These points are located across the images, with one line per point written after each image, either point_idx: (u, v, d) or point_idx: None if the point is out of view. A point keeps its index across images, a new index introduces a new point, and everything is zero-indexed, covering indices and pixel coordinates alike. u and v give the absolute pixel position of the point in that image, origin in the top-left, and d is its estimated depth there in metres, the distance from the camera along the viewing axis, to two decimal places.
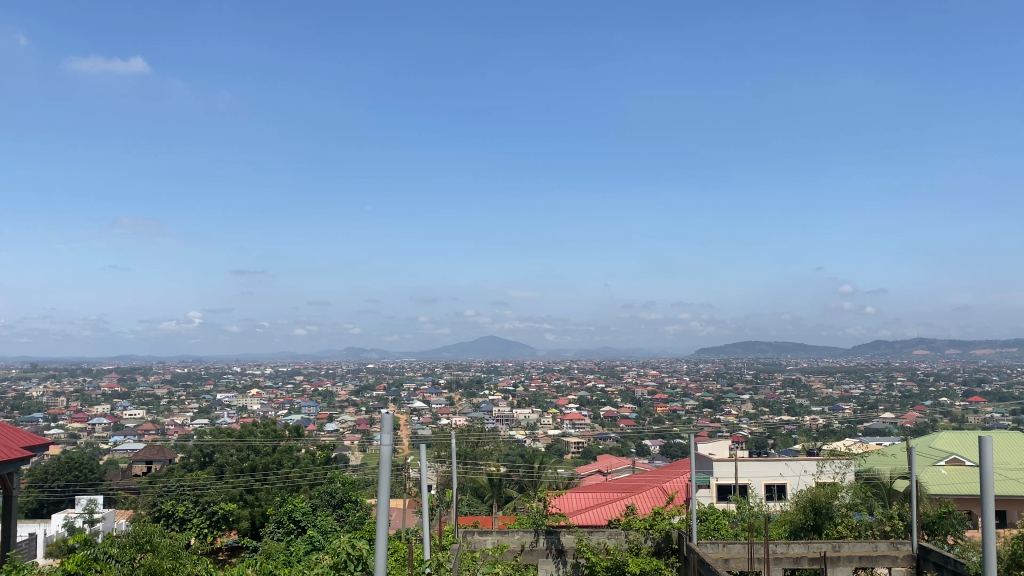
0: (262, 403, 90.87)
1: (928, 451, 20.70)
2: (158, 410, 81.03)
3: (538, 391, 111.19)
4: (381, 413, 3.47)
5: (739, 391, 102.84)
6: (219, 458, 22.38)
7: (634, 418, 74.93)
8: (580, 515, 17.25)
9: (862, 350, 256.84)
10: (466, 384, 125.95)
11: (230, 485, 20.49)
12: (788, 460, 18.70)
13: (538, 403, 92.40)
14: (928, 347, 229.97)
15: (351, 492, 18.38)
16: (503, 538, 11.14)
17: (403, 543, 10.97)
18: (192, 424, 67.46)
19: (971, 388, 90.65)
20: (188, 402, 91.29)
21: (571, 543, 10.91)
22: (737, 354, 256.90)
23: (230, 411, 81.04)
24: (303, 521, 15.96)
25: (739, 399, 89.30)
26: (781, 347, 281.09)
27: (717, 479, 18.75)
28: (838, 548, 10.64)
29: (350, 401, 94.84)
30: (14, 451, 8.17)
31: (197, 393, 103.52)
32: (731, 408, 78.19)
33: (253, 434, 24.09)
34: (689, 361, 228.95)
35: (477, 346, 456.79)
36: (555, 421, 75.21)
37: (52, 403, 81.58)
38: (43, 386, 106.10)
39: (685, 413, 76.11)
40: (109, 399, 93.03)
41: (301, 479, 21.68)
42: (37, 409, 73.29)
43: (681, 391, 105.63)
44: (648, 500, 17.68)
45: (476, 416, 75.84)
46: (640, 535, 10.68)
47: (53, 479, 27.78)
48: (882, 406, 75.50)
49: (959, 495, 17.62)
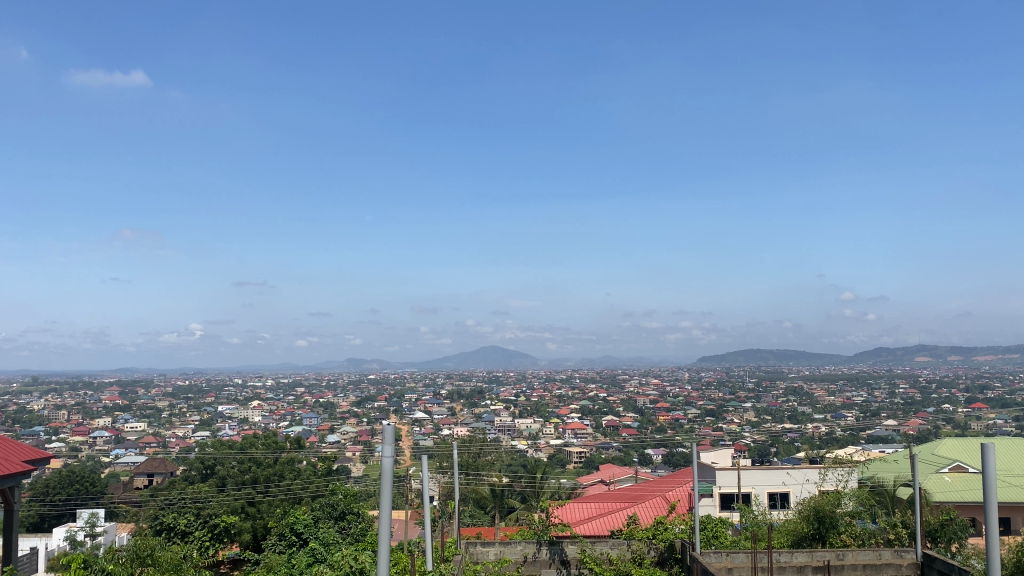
0: (263, 414, 91.31)
1: (931, 459, 20.62)
2: (159, 422, 81.67)
3: (539, 400, 111.03)
4: (384, 426, 3.41)
5: (741, 399, 102.99)
6: (219, 469, 22.31)
7: (637, 428, 74.60)
8: (585, 524, 17.16)
9: (865, 356, 257.21)
10: (468, 394, 126.29)
11: (232, 497, 20.34)
12: (790, 468, 18.68)
13: (540, 413, 92.34)
14: (929, 353, 231.43)
15: (353, 504, 18.30)
16: (505, 550, 11.08)
17: (402, 554, 11.04)
18: (193, 436, 67.22)
19: (976, 395, 90.14)
20: (190, 414, 90.93)
21: (574, 554, 10.88)
22: (740, 363, 257.36)
23: (231, 423, 80.77)
24: (304, 533, 15.82)
25: (741, 408, 88.58)
26: (783, 355, 281.32)
27: (719, 488, 18.73)
28: (841, 556, 10.67)
29: (351, 411, 95.29)
30: (15, 465, 8.10)
31: (199, 406, 103.13)
32: (733, 418, 77.18)
33: (254, 446, 23.96)
34: (693, 368, 228.12)
35: (481, 354, 457.79)
36: (557, 431, 75.08)
37: (54, 416, 82.01)
38: (43, 399, 106.58)
39: (688, 422, 75.55)
40: (110, 410, 93.70)
41: (302, 492, 21.61)
42: (38, 423, 73.00)
43: (683, 399, 105.45)
44: (650, 510, 17.62)
45: (478, 426, 75.97)
46: (643, 545, 10.80)
47: (54, 493, 27.77)
48: (885, 414, 74.72)
49: (960, 502, 17.55)
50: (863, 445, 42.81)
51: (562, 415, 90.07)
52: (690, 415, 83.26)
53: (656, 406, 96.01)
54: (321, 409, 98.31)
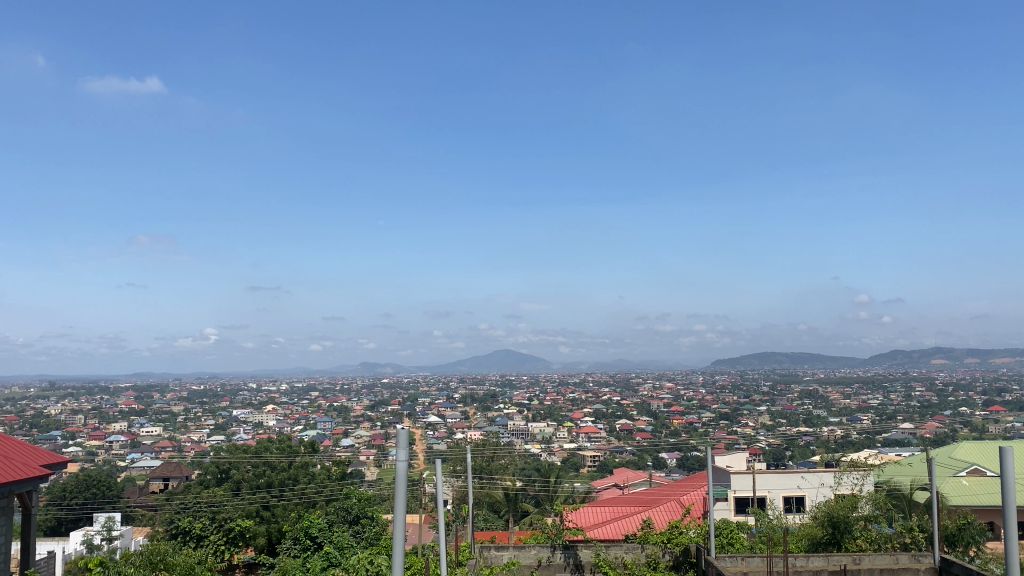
0: (277, 418, 91.46)
1: (949, 462, 20.43)
2: (175, 427, 82.26)
3: (553, 404, 110.83)
4: (396, 429, 3.40)
5: (756, 402, 102.40)
6: (234, 474, 22.39)
7: (651, 432, 74.30)
8: (598, 528, 17.10)
9: (881, 359, 256.47)
10: (481, 397, 126.36)
11: (247, 501, 20.41)
12: (805, 471, 18.52)
13: (553, 417, 92.18)
14: (947, 356, 229.60)
15: (368, 508, 18.29)
16: (518, 554, 11.07)
17: (416, 558, 11.04)
18: (208, 441, 67.80)
19: (993, 397, 89.39)
20: (205, 419, 91.25)
21: (588, 558, 10.90)
22: (755, 366, 256.38)
23: (246, 427, 81.05)
24: (319, 538, 15.84)
25: (756, 411, 87.81)
26: (797, 357, 280.57)
27: (734, 492, 18.64)
28: (858, 561, 10.66)
29: (365, 415, 95.41)
30: (34, 470, 8.14)
31: (214, 410, 103.60)
32: (748, 421, 77.03)
33: (269, 449, 24.05)
34: (708, 372, 227.17)
35: (494, 358, 458.16)
36: (571, 434, 74.88)
37: (70, 421, 82.58)
38: (60, 404, 107.45)
39: (702, 425, 75.25)
40: (127, 414, 94.21)
41: (316, 496, 21.64)
42: (56, 428, 73.73)
43: (697, 403, 105.14)
44: (664, 514, 17.53)
45: (491, 430, 75.94)
46: (658, 549, 10.76)
47: (71, 497, 28.00)
48: (901, 417, 74.14)
49: (978, 505, 17.41)
50: (883, 446, 49.85)
51: (575, 419, 89.82)
52: (705, 418, 82.73)
53: (670, 410, 95.60)
54: (335, 413, 98.41)
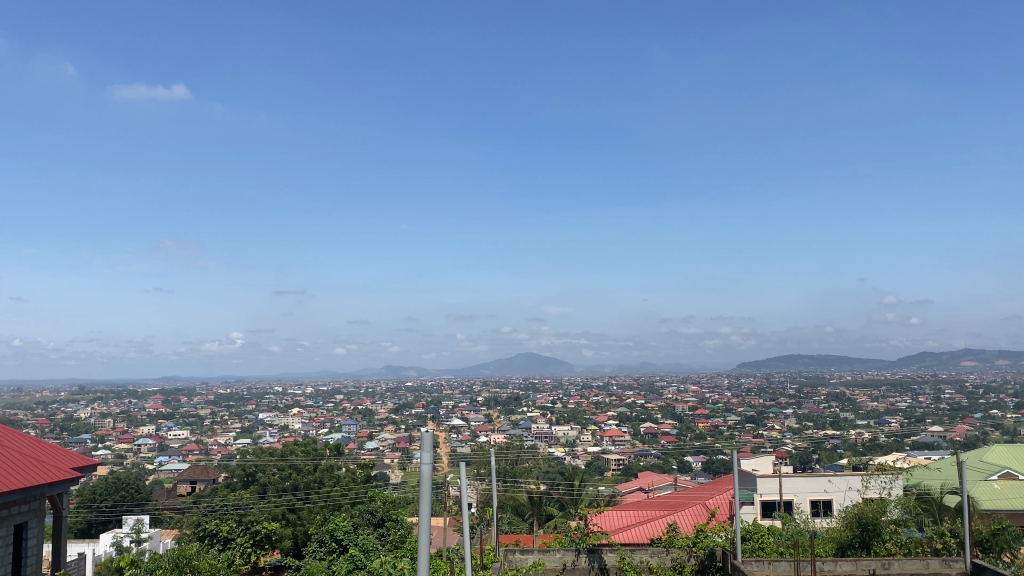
0: (302, 422, 91.87)
1: (979, 465, 20.08)
2: (201, 430, 83.02)
3: (577, 407, 110.54)
4: (420, 431, 3.39)
5: (782, 405, 101.24)
6: (261, 477, 22.54)
7: (676, 435, 73.87)
8: (623, 532, 16.99)
9: (909, 360, 253.43)
10: (505, 401, 126.16)
11: (273, 503, 20.56)
12: (832, 475, 18.30)
13: (577, 420, 91.92)
14: (978, 359, 225.88)
15: (392, 510, 18.29)
16: (544, 556, 11.09)
17: (441, 560, 11.07)
18: (235, 444, 68.21)
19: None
20: (232, 423, 91.84)
21: (613, 561, 10.83)
22: (783, 368, 254.06)
23: (272, 430, 81.45)
24: (344, 540, 15.93)
25: (782, 414, 87.16)
26: (824, 360, 277.84)
27: (760, 496, 18.46)
28: (887, 565, 10.52)
29: (390, 419, 95.66)
30: (64, 471, 8.25)
31: (241, 414, 104.35)
32: (774, 424, 76.41)
33: (294, 452, 24.27)
34: (733, 374, 225.29)
35: (517, 361, 457.92)
36: (595, 438, 74.64)
37: (99, 424, 83.56)
38: (90, 408, 108.82)
39: (728, 429, 74.73)
40: (155, 418, 95.14)
41: (341, 499, 21.78)
42: (86, 431, 74.73)
43: (722, 406, 104.33)
44: (690, 518, 17.41)
45: (515, 433, 75.85)
46: (684, 553, 10.62)
47: (102, 499, 28.38)
48: (930, 420, 72.97)
49: (1012, 510, 17.10)
50: (914, 446, 52.34)
51: (599, 422, 89.45)
52: (730, 422, 82.09)
53: (696, 413, 94.92)
54: (361, 416, 98.69)
